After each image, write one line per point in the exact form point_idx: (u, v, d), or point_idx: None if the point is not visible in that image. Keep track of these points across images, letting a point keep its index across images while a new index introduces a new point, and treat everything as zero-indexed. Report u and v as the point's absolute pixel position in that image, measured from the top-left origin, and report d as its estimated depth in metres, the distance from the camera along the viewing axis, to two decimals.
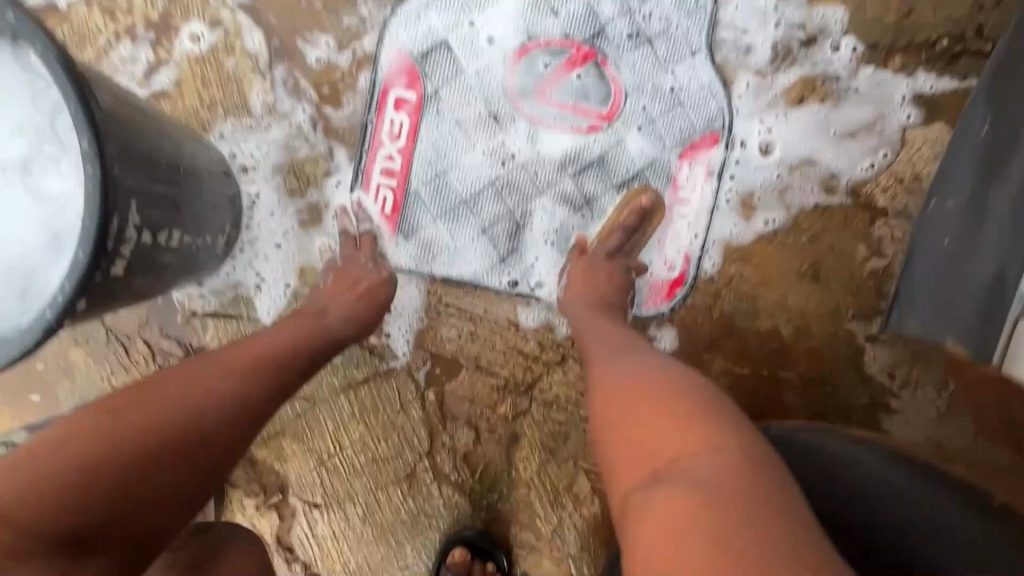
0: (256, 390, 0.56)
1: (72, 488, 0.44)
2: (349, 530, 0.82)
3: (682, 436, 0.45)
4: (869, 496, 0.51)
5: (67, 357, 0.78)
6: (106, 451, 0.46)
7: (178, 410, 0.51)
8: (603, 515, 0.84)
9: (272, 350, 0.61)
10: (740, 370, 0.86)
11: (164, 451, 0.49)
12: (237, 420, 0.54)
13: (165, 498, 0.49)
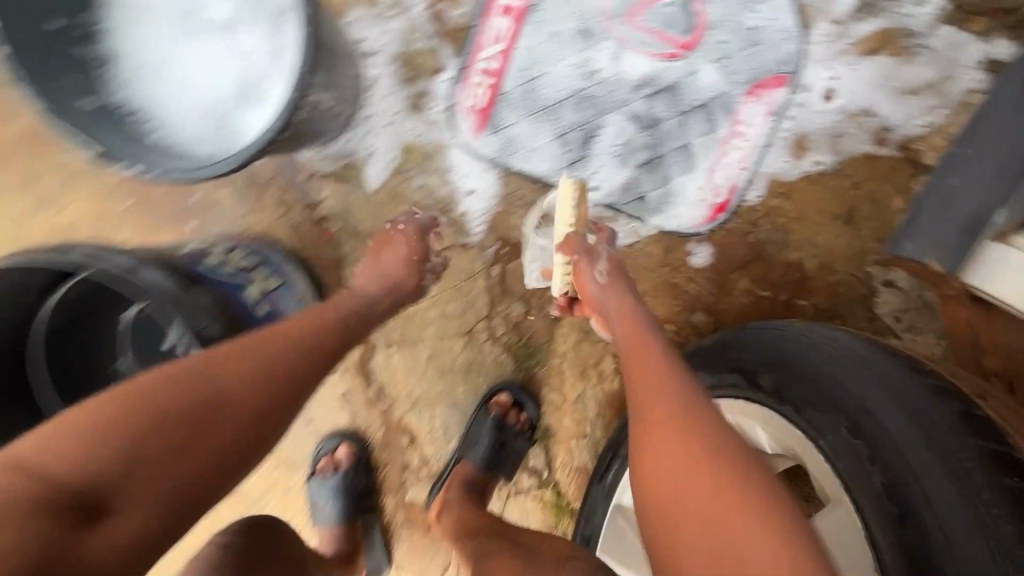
0: (270, 379, 0.64)
1: (90, 455, 0.53)
2: (416, 367, 1.03)
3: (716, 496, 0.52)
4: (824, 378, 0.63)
5: (211, 194, 0.94)
6: (130, 423, 0.55)
7: (207, 398, 0.59)
8: (620, 389, 1.03)
9: (291, 342, 0.67)
10: (760, 292, 0.98)
11: (176, 429, 0.57)
12: (249, 404, 0.61)
13: (177, 471, 0.56)
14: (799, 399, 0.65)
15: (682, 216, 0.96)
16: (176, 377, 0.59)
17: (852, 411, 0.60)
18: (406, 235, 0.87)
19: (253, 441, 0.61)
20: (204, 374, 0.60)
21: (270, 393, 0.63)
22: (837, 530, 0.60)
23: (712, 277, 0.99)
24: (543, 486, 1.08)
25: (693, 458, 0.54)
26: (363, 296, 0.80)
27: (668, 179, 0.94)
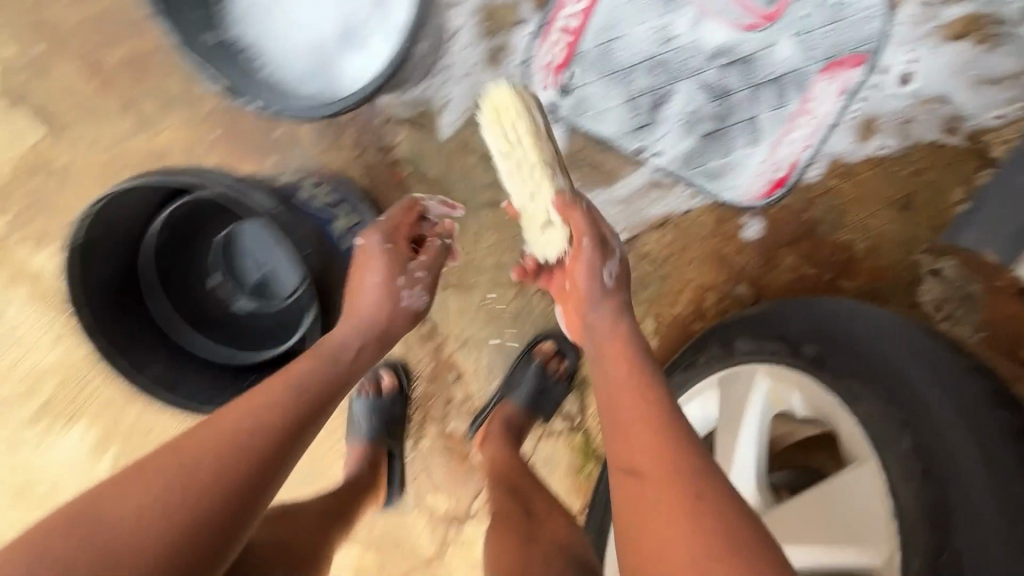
0: (256, 448, 0.62)
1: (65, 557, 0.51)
2: (468, 311, 1.11)
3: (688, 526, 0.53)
4: (870, 352, 0.69)
5: (295, 130, 1.00)
6: (109, 518, 0.53)
7: (177, 477, 0.57)
8: (657, 350, 1.09)
9: (276, 414, 0.67)
10: (805, 270, 1.02)
11: (158, 515, 0.54)
12: (235, 479, 0.59)
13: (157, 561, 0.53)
14: (836, 368, 0.70)
15: (740, 188, 0.99)
16: (145, 462, 0.58)
17: (887, 381, 0.66)
18: (391, 253, 0.84)
19: (243, 515, 0.59)
20: (174, 452, 0.59)
21: (259, 460, 0.62)
22: (856, 492, 0.66)
23: (760, 251, 1.02)
24: (575, 430, 1.18)
25: (680, 500, 0.55)
26: (338, 346, 0.78)
27: (731, 151, 0.96)
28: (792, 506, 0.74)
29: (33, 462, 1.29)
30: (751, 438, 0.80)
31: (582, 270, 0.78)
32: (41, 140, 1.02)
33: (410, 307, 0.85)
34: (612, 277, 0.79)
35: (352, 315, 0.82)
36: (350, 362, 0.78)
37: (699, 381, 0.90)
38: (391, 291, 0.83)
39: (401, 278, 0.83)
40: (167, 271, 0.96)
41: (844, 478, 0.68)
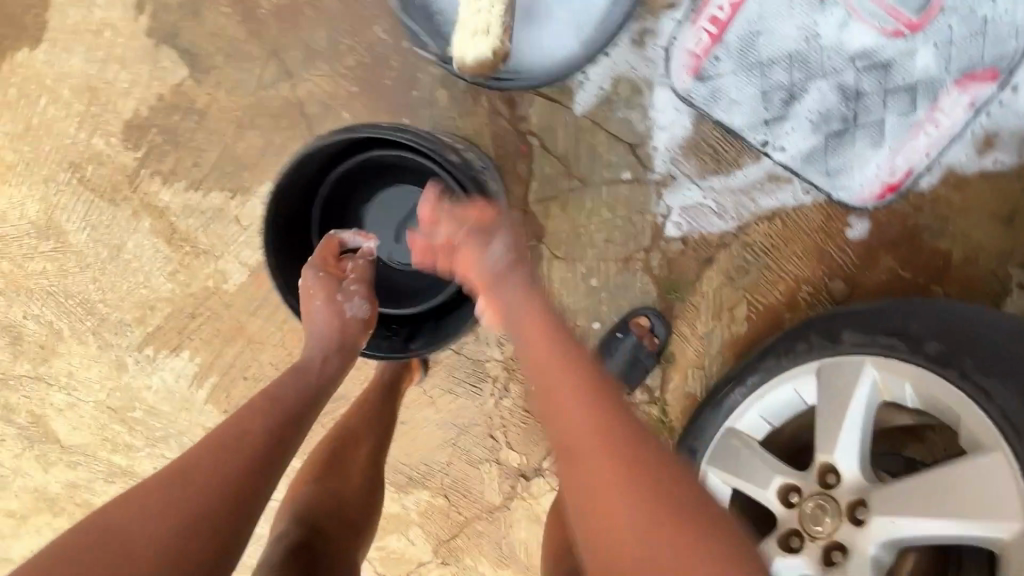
0: (237, 438, 0.71)
1: (72, 548, 0.58)
2: (571, 282, 1.15)
3: (615, 493, 0.60)
4: (992, 340, 0.79)
5: (432, 93, 1.04)
6: (111, 513, 0.62)
7: (189, 489, 0.64)
8: (745, 335, 1.15)
9: (249, 413, 0.76)
10: (901, 273, 1.06)
11: (154, 494, 0.63)
12: (223, 458, 0.68)
13: (161, 527, 0.61)
14: (952, 362, 0.80)
15: (854, 188, 1.03)
16: (153, 486, 0.64)
17: (1007, 372, 0.76)
18: (324, 280, 0.93)
19: (238, 477, 0.67)
20: (179, 474, 0.65)
21: (243, 445, 0.71)
22: (974, 475, 0.75)
23: (860, 250, 1.07)
24: (651, 403, 1.24)
25: (603, 433, 0.64)
26: (304, 360, 0.87)
27: (853, 152, 1.00)
28: (896, 487, 0.79)
29: (133, 385, 1.36)
30: (857, 424, 0.85)
31: (485, 269, 0.81)
32: (185, 80, 1.06)
33: (355, 317, 0.93)
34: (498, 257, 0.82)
35: (308, 337, 0.90)
36: (317, 375, 0.86)
37: (798, 367, 0.97)
38: (333, 309, 0.91)
39: (339, 294, 0.92)
40: (331, 217, 1.03)
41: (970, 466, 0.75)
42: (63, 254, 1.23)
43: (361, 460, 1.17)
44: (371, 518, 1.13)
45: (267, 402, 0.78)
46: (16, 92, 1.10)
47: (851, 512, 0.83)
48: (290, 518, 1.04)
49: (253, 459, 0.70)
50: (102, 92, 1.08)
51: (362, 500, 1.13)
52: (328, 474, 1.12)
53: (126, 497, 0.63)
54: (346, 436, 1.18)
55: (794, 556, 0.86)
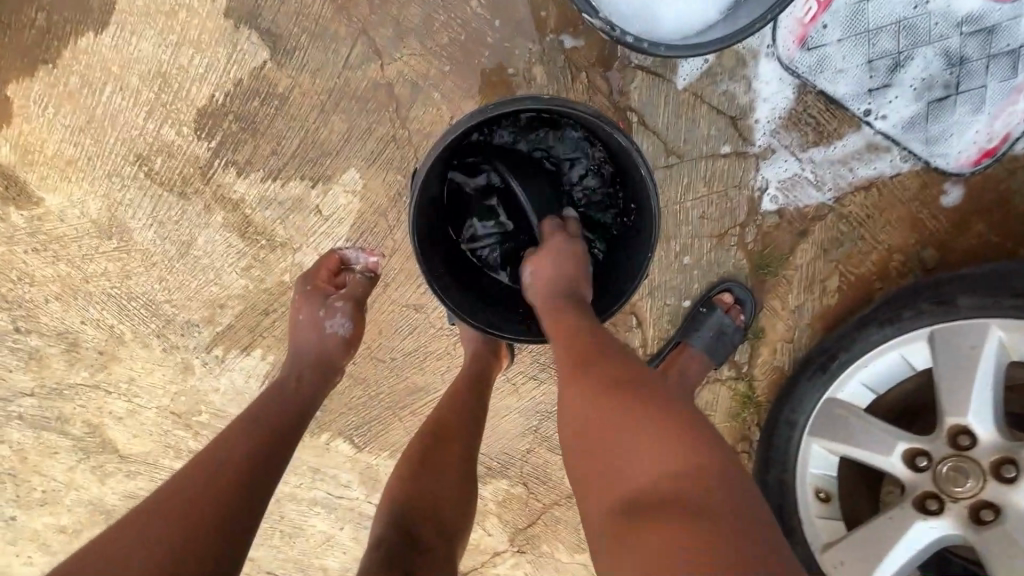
0: (243, 438, 0.83)
1: (111, 533, 0.69)
2: (662, 259, 1.14)
3: (600, 380, 0.72)
4: None
5: (531, 69, 1.00)
6: (143, 505, 0.73)
7: (171, 510, 0.70)
8: (837, 308, 1.15)
9: (253, 418, 0.87)
10: (995, 239, 1.08)
11: (177, 485, 0.74)
12: (233, 453, 0.80)
13: (179, 507, 0.71)
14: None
15: (953, 155, 1.03)
16: (142, 514, 0.70)
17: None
18: (310, 295, 1.02)
19: (244, 465, 0.78)
20: (164, 501, 0.72)
21: (247, 441, 0.82)
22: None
23: (954, 217, 1.08)
24: (738, 378, 1.24)
25: (600, 350, 0.76)
26: (286, 373, 0.98)
27: (953, 118, 1.01)
28: None
29: (198, 389, 1.29)
30: (987, 384, 0.87)
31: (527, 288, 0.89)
32: (266, 64, 1.01)
33: (337, 334, 1.02)
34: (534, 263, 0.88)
35: (294, 352, 1.01)
36: (302, 386, 0.96)
37: (908, 333, 0.97)
38: (315, 325, 1.01)
39: (320, 312, 1.02)
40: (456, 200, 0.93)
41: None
42: (127, 253, 1.17)
43: (457, 455, 1.01)
44: (469, 515, 1.00)
45: (245, 427, 0.85)
46: (80, 81, 1.04)
47: (993, 470, 0.85)
48: (389, 517, 0.93)
49: (253, 450, 0.81)
50: (174, 78, 1.03)
51: (458, 497, 0.98)
52: (421, 469, 0.98)
53: (155, 494, 0.75)
54: (438, 429, 1.03)
55: (939, 516, 0.87)
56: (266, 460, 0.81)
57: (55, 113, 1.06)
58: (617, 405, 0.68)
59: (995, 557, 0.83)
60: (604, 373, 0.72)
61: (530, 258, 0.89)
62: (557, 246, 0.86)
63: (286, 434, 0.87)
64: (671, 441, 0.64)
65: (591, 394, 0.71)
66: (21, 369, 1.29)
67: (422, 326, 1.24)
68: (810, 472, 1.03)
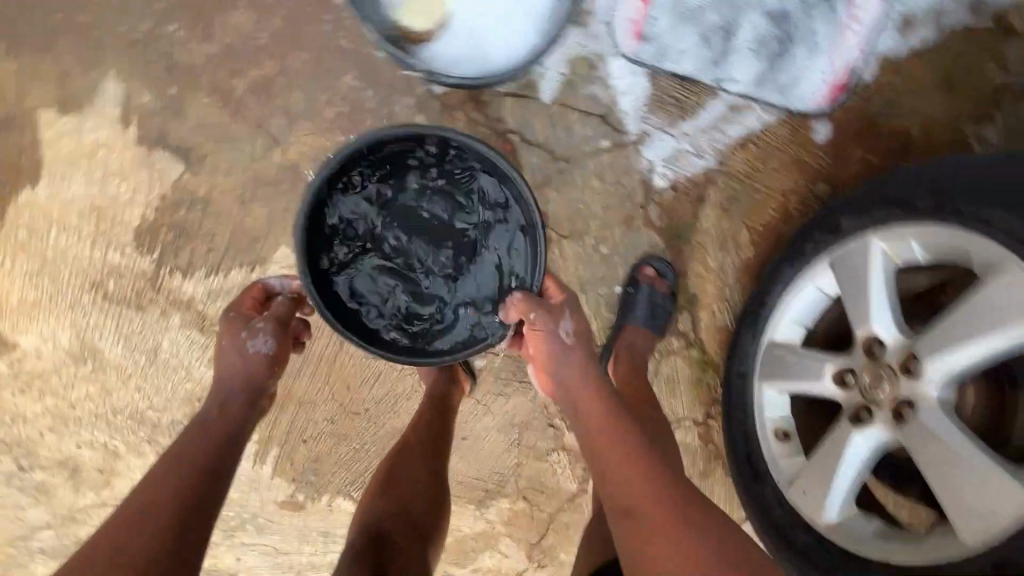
0: (187, 454, 0.89)
1: (76, 561, 0.75)
2: (584, 256, 1.22)
3: (654, 482, 0.84)
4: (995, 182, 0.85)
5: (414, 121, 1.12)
6: (101, 530, 0.79)
7: (121, 535, 0.77)
8: (755, 259, 1.22)
9: (196, 434, 0.92)
10: (874, 159, 1.16)
11: (131, 508, 0.80)
12: (180, 470, 0.86)
13: (138, 526, 0.78)
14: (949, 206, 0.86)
15: (808, 96, 1.13)
16: (100, 537, 0.77)
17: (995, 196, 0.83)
18: (234, 320, 1.01)
19: (194, 477, 0.85)
20: (117, 523, 0.79)
21: (192, 459, 0.88)
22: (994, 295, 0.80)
23: (831, 149, 1.17)
24: (689, 346, 1.30)
25: (644, 451, 0.88)
26: (219, 396, 0.98)
27: (796, 66, 1.10)
28: (933, 327, 0.86)
29: None
30: (881, 290, 0.93)
31: (546, 335, 0.97)
32: (183, 175, 1.13)
33: (260, 353, 1.00)
34: (570, 331, 0.99)
35: (218, 380, 0.99)
36: (237, 403, 0.98)
37: (810, 265, 1.04)
38: (236, 348, 0.99)
39: (242, 332, 1.00)
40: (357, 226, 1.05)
41: (989, 287, 0.82)
42: (103, 372, 1.26)
43: (423, 469, 1.10)
44: (439, 520, 1.09)
45: (185, 445, 0.90)
46: (29, 232, 1.16)
47: (904, 368, 0.88)
48: (358, 529, 1.02)
49: (202, 463, 0.88)
50: (108, 208, 1.15)
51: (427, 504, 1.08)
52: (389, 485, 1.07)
53: (110, 518, 0.80)
54: (403, 447, 1.13)
55: (873, 427, 0.90)
56: (213, 473, 0.88)
57: (13, 265, 1.18)
58: (679, 510, 0.81)
59: (926, 459, 0.85)
60: (660, 476, 0.85)
61: (554, 316, 0.98)
62: (581, 332, 1.00)
63: (231, 443, 0.93)
64: (724, 552, 0.78)
65: (651, 492, 0.83)
66: (33, 505, 1.37)
67: (386, 371, 1.32)
68: (767, 416, 1.06)
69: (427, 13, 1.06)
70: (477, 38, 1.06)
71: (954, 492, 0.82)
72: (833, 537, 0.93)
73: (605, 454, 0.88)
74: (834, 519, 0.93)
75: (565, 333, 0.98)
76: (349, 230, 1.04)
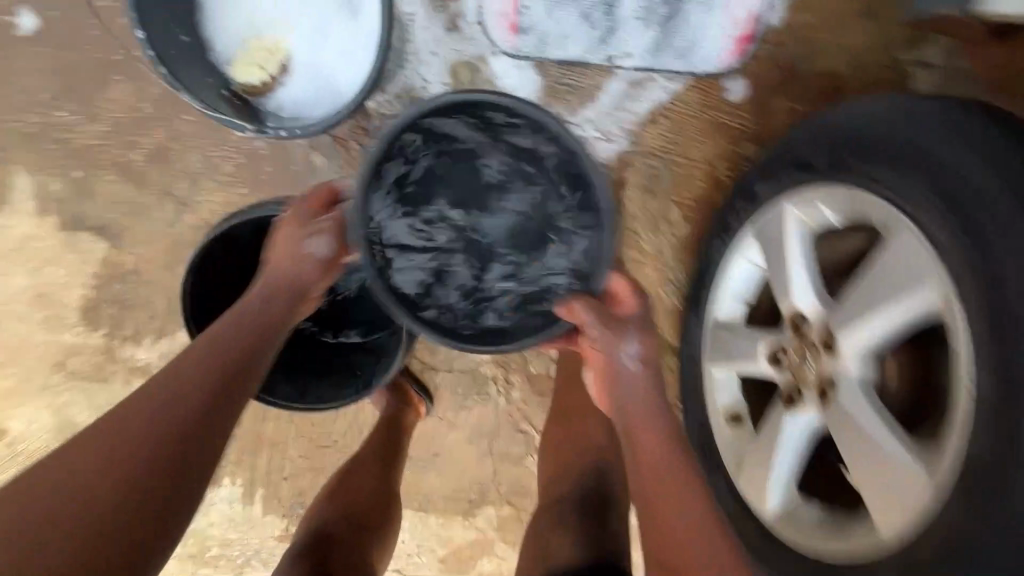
0: (202, 368, 0.72)
1: (44, 481, 0.60)
2: None
3: (696, 496, 0.77)
4: (879, 134, 0.76)
5: (310, 159, 1.10)
6: (80, 443, 0.63)
7: (78, 476, 0.60)
8: (691, 236, 1.14)
9: (223, 339, 0.76)
10: (801, 108, 1.07)
11: (117, 429, 0.65)
12: (190, 387, 0.69)
13: (126, 456, 0.62)
14: (842, 159, 0.79)
15: (712, 56, 1.04)
16: (76, 455, 0.62)
17: (889, 144, 0.74)
18: (290, 221, 0.88)
19: (206, 402, 0.69)
20: (108, 437, 0.64)
21: (205, 377, 0.71)
22: (893, 261, 0.73)
23: (752, 105, 1.08)
24: None
25: (692, 465, 0.80)
26: (260, 298, 0.83)
27: (692, 25, 1.03)
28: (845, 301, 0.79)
29: (202, 523, 1.45)
30: (800, 260, 0.86)
31: (615, 349, 0.87)
32: (108, 251, 1.16)
33: (314, 257, 0.87)
34: (633, 355, 0.87)
35: (268, 274, 0.86)
36: (272, 311, 0.82)
37: (739, 235, 0.96)
38: (293, 246, 0.86)
39: (305, 227, 0.87)
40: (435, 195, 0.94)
41: (893, 260, 0.73)
42: None
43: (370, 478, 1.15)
44: (391, 516, 1.15)
45: (200, 355, 0.73)
46: None
47: (825, 344, 0.82)
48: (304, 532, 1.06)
49: (221, 382, 0.72)
50: (50, 293, 1.19)
51: (377, 502, 1.13)
52: (337, 491, 1.13)
53: (95, 431, 0.65)
54: (352, 463, 1.18)
55: (802, 409, 0.85)
56: (203, 428, 0.68)
57: None
58: (719, 539, 0.74)
59: (844, 444, 0.78)
60: (705, 500, 0.77)
61: (633, 334, 0.88)
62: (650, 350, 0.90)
63: (251, 364, 0.76)
64: None
65: (691, 507, 0.76)
66: None
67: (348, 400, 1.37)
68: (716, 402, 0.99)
69: (262, 61, 0.81)
70: (327, 68, 0.82)
71: (865, 477, 0.76)
72: (776, 526, 0.87)
73: (649, 466, 0.80)
74: (776, 506, 0.88)
75: (638, 354, 0.88)
76: (411, 220, 0.93)
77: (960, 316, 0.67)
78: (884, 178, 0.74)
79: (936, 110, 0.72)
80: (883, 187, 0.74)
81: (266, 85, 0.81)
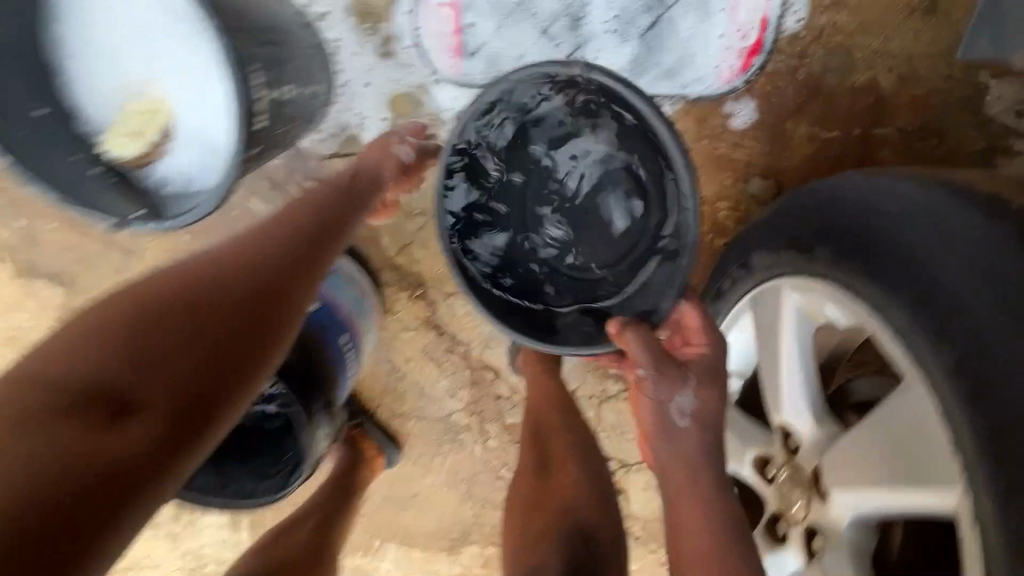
0: (287, 232, 0.61)
1: (112, 320, 0.48)
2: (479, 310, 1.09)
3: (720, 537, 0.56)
4: (873, 231, 0.57)
5: (246, 206, 0.95)
6: (155, 284, 0.52)
7: (159, 318, 0.49)
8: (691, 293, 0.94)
9: (311, 206, 0.66)
10: (828, 134, 0.84)
11: (203, 273, 0.54)
12: (276, 247, 0.59)
13: (208, 304, 0.52)
14: (852, 254, 0.58)
15: (708, 74, 0.82)
16: (149, 294, 0.50)
17: (901, 252, 0.54)
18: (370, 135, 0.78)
19: (292, 264, 0.59)
20: (185, 282, 0.52)
21: (290, 241, 0.60)
22: (908, 420, 0.53)
23: (766, 133, 0.85)
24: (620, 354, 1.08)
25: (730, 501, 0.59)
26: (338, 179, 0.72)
27: (683, 37, 0.81)
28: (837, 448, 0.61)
29: (194, 545, 1.41)
30: (792, 370, 0.67)
31: (665, 377, 0.63)
32: (63, 297, 1.11)
33: (398, 160, 0.78)
34: (687, 413, 0.63)
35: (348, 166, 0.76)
36: (351, 189, 0.71)
37: (730, 311, 0.77)
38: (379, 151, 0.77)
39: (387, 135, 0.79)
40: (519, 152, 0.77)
41: (900, 419, 0.54)
42: None
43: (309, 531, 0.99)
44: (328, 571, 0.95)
45: (280, 221, 0.62)
46: None
47: (815, 484, 0.65)
48: None
49: (308, 247, 0.61)
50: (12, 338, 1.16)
51: (315, 552, 0.96)
52: (272, 543, 0.96)
53: (170, 273, 0.53)
54: (297, 514, 1.03)
55: (784, 552, 0.70)
56: (287, 290, 0.57)
57: None
58: None
59: None
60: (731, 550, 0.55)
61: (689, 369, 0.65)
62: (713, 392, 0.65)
63: (333, 238, 0.64)
64: None
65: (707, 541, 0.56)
66: None
67: None
68: None
69: (139, 124, 0.70)
70: (208, 131, 0.70)
71: None
72: None
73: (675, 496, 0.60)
74: None
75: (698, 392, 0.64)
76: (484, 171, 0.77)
77: (976, 533, 0.46)
78: (900, 296, 0.53)
79: (996, 212, 0.51)
80: (900, 312, 0.53)
81: (148, 154, 0.71)
